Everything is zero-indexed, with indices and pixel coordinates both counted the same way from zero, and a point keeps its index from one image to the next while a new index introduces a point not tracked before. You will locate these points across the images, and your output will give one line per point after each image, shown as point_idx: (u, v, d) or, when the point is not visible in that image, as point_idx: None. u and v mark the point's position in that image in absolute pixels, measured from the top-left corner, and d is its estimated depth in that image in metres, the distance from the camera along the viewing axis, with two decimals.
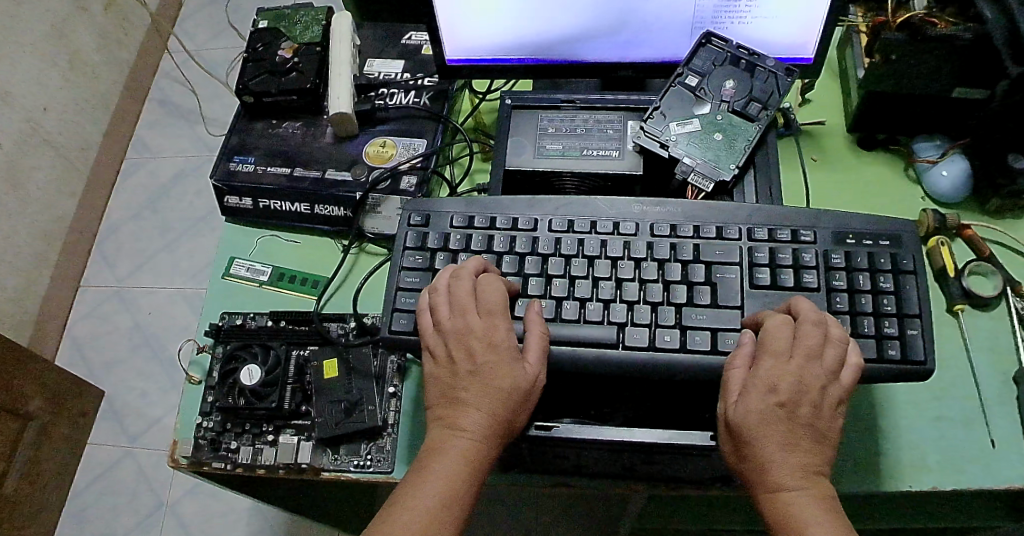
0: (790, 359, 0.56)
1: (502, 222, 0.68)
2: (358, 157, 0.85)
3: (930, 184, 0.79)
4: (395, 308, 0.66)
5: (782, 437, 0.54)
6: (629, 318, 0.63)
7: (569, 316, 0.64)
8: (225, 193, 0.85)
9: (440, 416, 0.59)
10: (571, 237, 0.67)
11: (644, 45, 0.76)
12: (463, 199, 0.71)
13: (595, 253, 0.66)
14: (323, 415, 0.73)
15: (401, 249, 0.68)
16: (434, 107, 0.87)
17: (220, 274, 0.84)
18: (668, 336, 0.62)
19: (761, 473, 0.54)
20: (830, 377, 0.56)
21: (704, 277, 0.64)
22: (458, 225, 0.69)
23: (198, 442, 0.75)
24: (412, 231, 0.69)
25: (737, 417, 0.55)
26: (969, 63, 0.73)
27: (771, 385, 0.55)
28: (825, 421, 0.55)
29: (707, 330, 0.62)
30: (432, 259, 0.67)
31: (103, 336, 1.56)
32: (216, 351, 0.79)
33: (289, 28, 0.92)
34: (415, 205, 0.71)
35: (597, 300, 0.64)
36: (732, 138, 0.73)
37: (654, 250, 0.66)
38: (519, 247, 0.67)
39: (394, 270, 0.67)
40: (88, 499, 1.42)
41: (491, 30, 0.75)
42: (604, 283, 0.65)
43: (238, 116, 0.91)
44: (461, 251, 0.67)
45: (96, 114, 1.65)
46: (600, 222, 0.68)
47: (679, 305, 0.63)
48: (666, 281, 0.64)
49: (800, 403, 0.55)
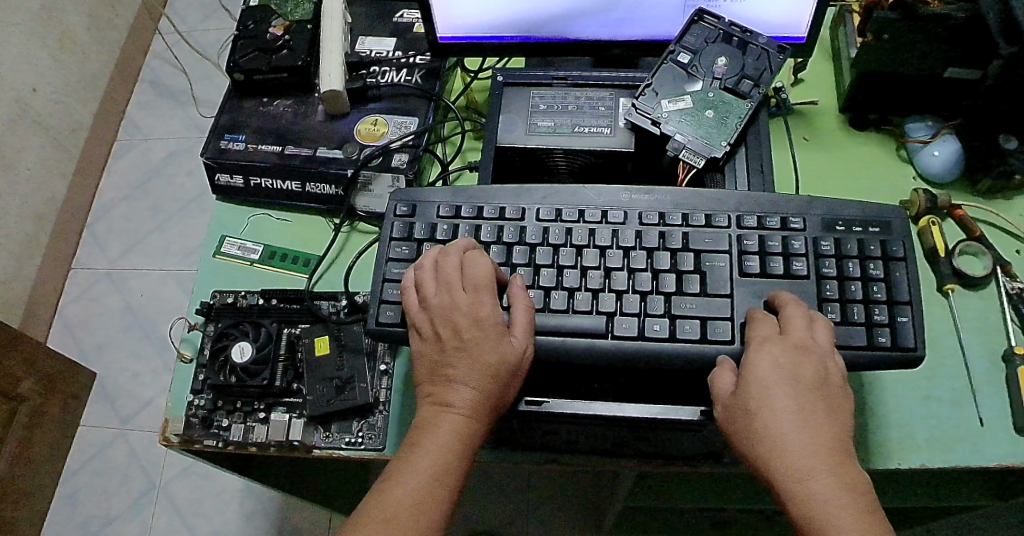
0: (781, 338, 0.58)
1: (490, 212, 0.68)
2: (349, 135, 0.84)
3: (921, 164, 0.80)
4: (383, 299, 0.65)
5: (793, 413, 0.54)
6: (618, 308, 0.63)
7: (558, 306, 0.63)
8: (215, 171, 0.85)
9: (430, 393, 0.59)
10: (558, 227, 0.66)
11: (637, 23, 0.76)
12: (449, 189, 0.70)
13: (583, 242, 0.65)
14: (314, 393, 0.74)
15: (388, 239, 0.68)
16: (425, 85, 0.87)
17: (211, 253, 0.84)
18: (658, 325, 0.62)
19: (767, 446, 0.53)
20: (824, 349, 0.57)
21: (693, 265, 0.64)
22: (445, 215, 0.68)
23: (189, 419, 0.75)
24: (398, 221, 0.68)
25: (743, 394, 0.55)
26: (964, 43, 0.74)
27: (767, 358, 0.56)
28: (833, 397, 0.55)
29: (696, 319, 0.62)
30: (419, 250, 0.67)
31: (95, 318, 1.56)
32: (206, 329, 0.79)
33: (280, 5, 0.92)
34: (401, 195, 0.70)
35: (586, 289, 0.64)
36: (724, 115, 0.72)
37: (643, 239, 0.65)
38: (506, 236, 0.66)
39: (381, 260, 0.67)
40: (80, 480, 1.42)
41: (483, 7, 0.74)
42: (593, 272, 0.64)
43: (227, 94, 0.90)
44: (447, 241, 0.67)
45: (87, 95, 1.63)
46: (587, 211, 0.67)
47: (668, 294, 0.63)
48: (655, 270, 0.64)
49: (802, 374, 0.55)
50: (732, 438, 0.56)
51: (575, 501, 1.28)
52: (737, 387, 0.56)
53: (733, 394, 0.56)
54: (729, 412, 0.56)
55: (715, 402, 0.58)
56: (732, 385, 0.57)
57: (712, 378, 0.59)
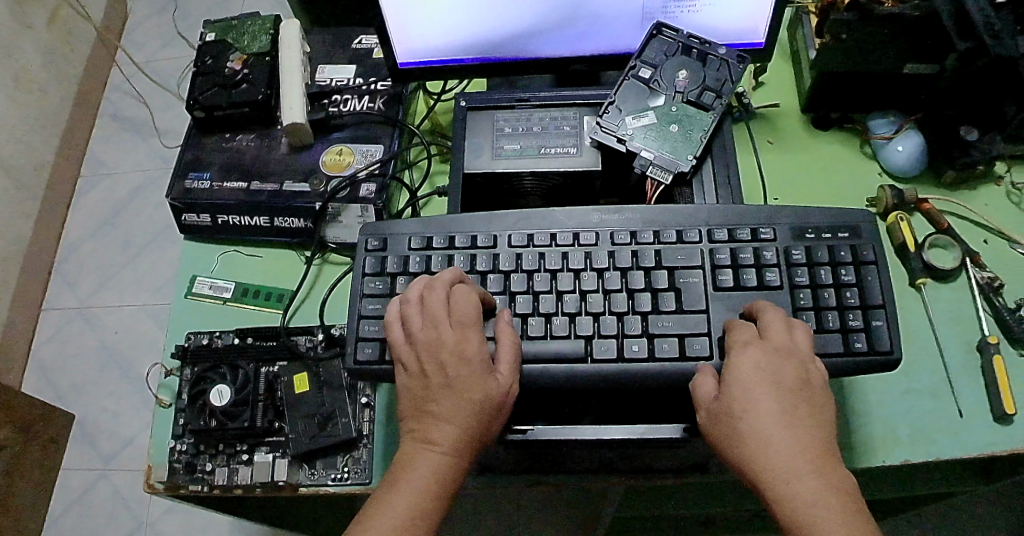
0: (761, 343, 0.58)
1: (462, 241, 0.67)
2: (315, 166, 0.83)
3: (886, 160, 0.81)
4: (360, 337, 0.64)
5: (777, 415, 0.54)
6: (596, 331, 0.63)
7: (535, 333, 0.63)
8: (181, 210, 0.83)
9: (413, 428, 0.59)
10: (531, 252, 0.66)
11: (595, 38, 0.75)
12: (419, 219, 0.69)
13: (557, 266, 0.65)
14: (296, 431, 0.73)
15: (361, 275, 0.67)
16: (389, 111, 0.86)
17: (182, 293, 0.83)
18: (637, 345, 0.62)
19: (752, 448, 0.53)
20: (806, 354, 0.58)
21: (667, 283, 0.64)
22: (417, 247, 0.67)
23: (173, 465, 0.74)
24: (370, 256, 0.67)
25: (725, 399, 0.56)
26: (921, 40, 0.75)
27: (749, 362, 0.56)
28: (815, 400, 0.55)
29: (674, 337, 0.62)
30: (393, 284, 0.66)
31: (70, 359, 1.53)
32: (183, 373, 0.78)
33: (237, 39, 0.90)
34: (371, 229, 0.69)
35: (563, 314, 0.64)
36: (688, 129, 0.72)
37: (616, 259, 0.65)
38: (479, 265, 0.66)
39: (355, 297, 0.66)
40: (65, 524, 1.39)
41: (439, 29, 0.73)
42: (568, 296, 0.64)
43: (188, 132, 0.88)
44: (420, 273, 0.66)
45: (47, 132, 1.60)
46: (559, 234, 0.67)
47: (645, 313, 0.63)
48: (630, 290, 0.64)
49: (784, 377, 0.55)
50: (716, 444, 0.56)
51: (567, 512, 1.28)
52: (720, 393, 0.57)
53: (716, 400, 0.57)
54: (713, 417, 0.56)
55: (699, 410, 0.58)
56: (715, 391, 0.57)
57: (694, 385, 0.59)
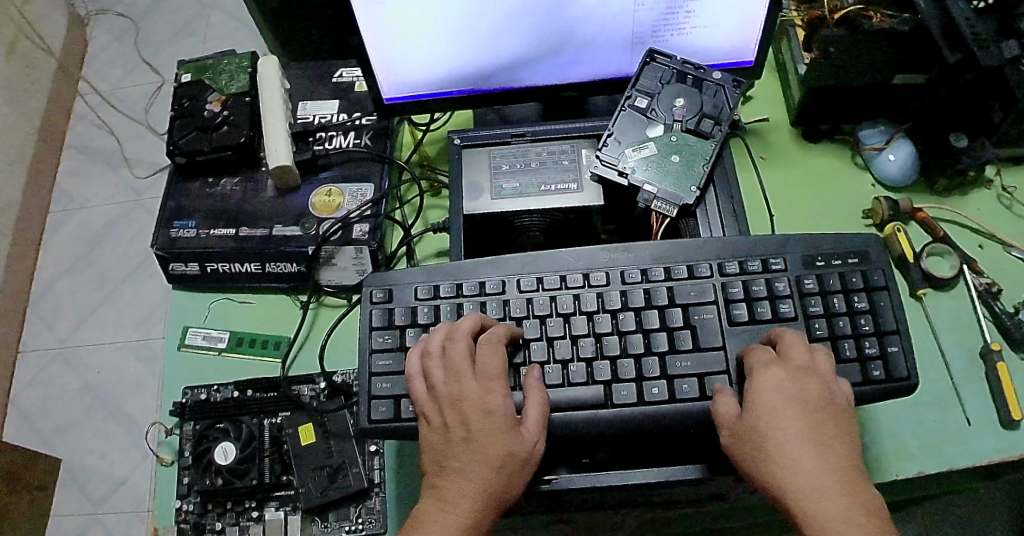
0: (782, 362, 0.57)
1: (470, 289, 0.66)
2: (305, 209, 0.81)
3: (878, 170, 0.81)
4: (373, 395, 0.63)
5: (803, 432, 0.53)
6: (614, 375, 0.62)
7: (553, 381, 0.62)
8: (168, 260, 0.80)
9: (435, 485, 0.56)
10: (543, 297, 0.65)
11: (583, 64, 0.74)
12: (424, 268, 0.67)
13: (570, 310, 0.64)
14: (306, 484, 0.71)
15: (369, 330, 0.65)
16: (377, 147, 0.84)
17: (175, 345, 0.80)
18: (656, 388, 0.61)
19: (778, 464, 0.52)
20: (828, 374, 0.57)
21: (682, 321, 0.63)
22: (425, 298, 0.66)
23: (180, 526, 0.72)
24: (376, 309, 0.66)
25: (749, 419, 0.55)
26: (909, 51, 0.75)
27: (772, 382, 0.56)
28: (840, 420, 0.55)
29: (693, 377, 0.61)
30: (402, 337, 0.64)
31: None
32: (183, 429, 0.75)
33: (214, 79, 0.88)
34: (375, 280, 0.67)
35: (580, 360, 0.63)
36: (689, 159, 0.73)
37: (629, 299, 0.64)
38: (490, 313, 0.65)
39: (364, 353, 0.64)
40: None
41: (426, 62, 0.71)
42: (584, 341, 0.63)
43: (168, 178, 0.85)
44: (430, 325, 0.64)
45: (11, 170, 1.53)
46: (569, 276, 0.66)
47: (662, 353, 0.62)
48: (645, 330, 0.63)
49: (808, 395, 0.55)
50: (741, 466, 0.55)
51: None
52: (743, 413, 0.56)
53: (739, 422, 0.56)
54: (737, 439, 0.55)
55: (722, 433, 0.57)
56: (738, 413, 0.57)
57: (716, 409, 0.59)
